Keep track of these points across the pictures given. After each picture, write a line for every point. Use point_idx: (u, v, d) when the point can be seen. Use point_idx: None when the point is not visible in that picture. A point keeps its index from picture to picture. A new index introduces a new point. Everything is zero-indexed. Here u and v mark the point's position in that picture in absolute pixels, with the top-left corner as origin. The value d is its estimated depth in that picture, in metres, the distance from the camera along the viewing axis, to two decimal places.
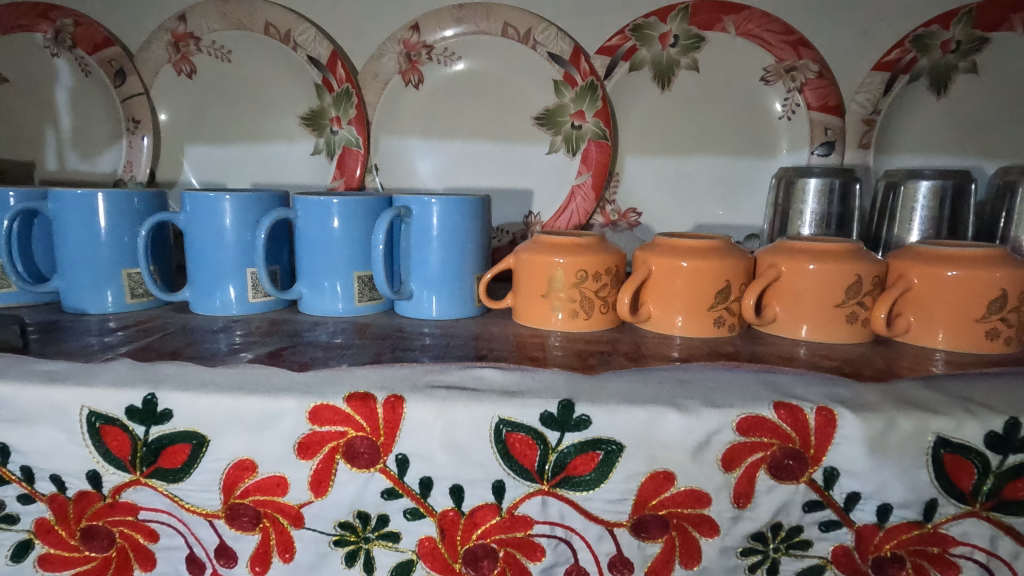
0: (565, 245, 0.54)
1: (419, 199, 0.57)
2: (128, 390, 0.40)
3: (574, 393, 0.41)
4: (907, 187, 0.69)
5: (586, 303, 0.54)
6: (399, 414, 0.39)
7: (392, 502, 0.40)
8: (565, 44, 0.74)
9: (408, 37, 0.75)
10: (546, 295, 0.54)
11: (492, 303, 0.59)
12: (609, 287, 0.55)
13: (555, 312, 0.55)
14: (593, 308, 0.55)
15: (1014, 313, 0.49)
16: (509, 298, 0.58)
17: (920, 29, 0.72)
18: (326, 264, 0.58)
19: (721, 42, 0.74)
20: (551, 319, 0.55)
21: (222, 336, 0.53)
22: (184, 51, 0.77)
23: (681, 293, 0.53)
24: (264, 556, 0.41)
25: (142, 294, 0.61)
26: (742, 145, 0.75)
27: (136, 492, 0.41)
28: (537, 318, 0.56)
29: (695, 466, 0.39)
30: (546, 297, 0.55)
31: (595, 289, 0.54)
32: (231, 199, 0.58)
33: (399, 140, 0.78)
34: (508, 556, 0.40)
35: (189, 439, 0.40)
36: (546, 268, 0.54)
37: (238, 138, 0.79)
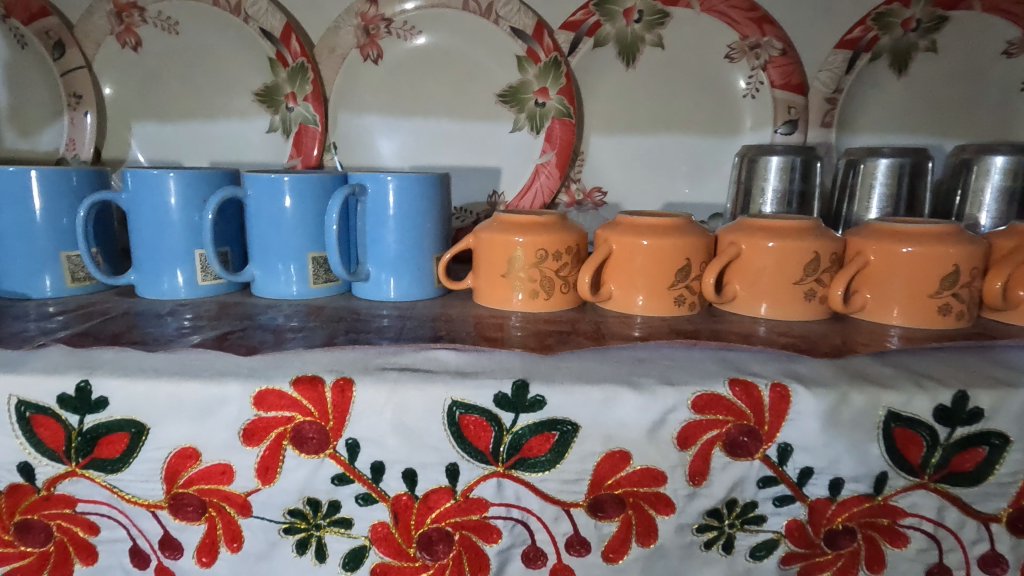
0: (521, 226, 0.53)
1: (374, 177, 0.55)
2: (60, 377, 0.38)
3: (529, 373, 0.40)
4: (867, 165, 0.69)
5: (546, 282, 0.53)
6: (348, 397, 0.38)
7: (344, 488, 0.39)
8: (528, 18, 0.72)
9: (366, 10, 0.73)
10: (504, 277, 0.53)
11: (452, 284, 0.58)
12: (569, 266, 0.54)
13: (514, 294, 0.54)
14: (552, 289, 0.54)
15: (966, 288, 0.50)
16: (471, 280, 0.57)
17: (882, 7, 0.72)
18: (279, 245, 0.56)
19: (685, 19, 0.73)
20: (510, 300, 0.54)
21: (169, 319, 0.51)
22: (128, 23, 0.73)
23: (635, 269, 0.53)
24: (211, 546, 0.39)
25: (84, 278, 0.58)
26: (707, 123, 0.75)
27: (73, 484, 0.39)
28: (497, 299, 0.55)
29: (651, 444, 0.38)
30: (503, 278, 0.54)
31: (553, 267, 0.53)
32: (176, 178, 0.55)
33: (359, 118, 0.76)
34: (464, 539, 0.39)
35: (128, 427, 0.38)
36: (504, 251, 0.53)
37: (187, 116, 0.76)
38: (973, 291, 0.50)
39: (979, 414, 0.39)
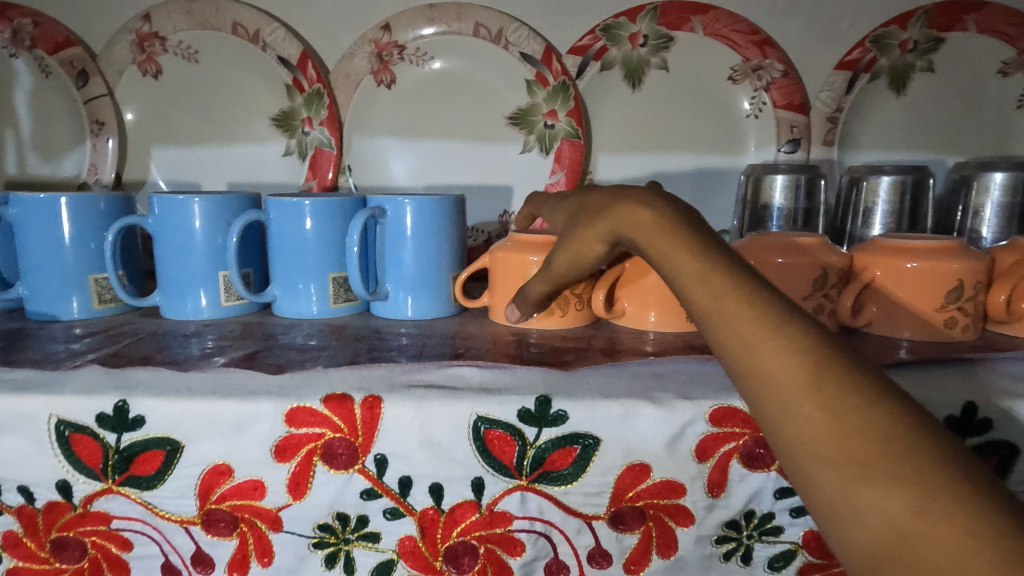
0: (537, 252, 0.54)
1: (393, 199, 0.57)
2: (98, 398, 0.39)
3: (550, 389, 0.41)
4: (870, 182, 0.71)
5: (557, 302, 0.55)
6: (377, 414, 0.39)
7: (372, 502, 0.40)
8: (536, 43, 0.74)
9: (379, 37, 0.75)
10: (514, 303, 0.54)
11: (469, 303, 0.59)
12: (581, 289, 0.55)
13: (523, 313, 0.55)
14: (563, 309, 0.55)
15: (970, 302, 0.51)
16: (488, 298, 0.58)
17: (879, 29, 0.74)
18: (300, 267, 0.58)
19: (689, 42, 0.75)
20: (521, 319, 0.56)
21: (195, 340, 0.52)
22: (149, 52, 0.75)
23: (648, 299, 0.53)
24: (242, 561, 0.40)
25: (110, 300, 0.60)
26: (712, 143, 0.77)
27: (109, 501, 0.40)
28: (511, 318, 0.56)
29: (670, 457, 0.39)
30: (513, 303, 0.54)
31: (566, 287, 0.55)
32: (200, 202, 0.57)
33: (373, 141, 0.78)
34: (489, 552, 0.40)
35: (163, 445, 0.39)
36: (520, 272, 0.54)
37: (206, 140, 0.78)
38: (977, 304, 0.52)
39: (988, 424, 0.41)
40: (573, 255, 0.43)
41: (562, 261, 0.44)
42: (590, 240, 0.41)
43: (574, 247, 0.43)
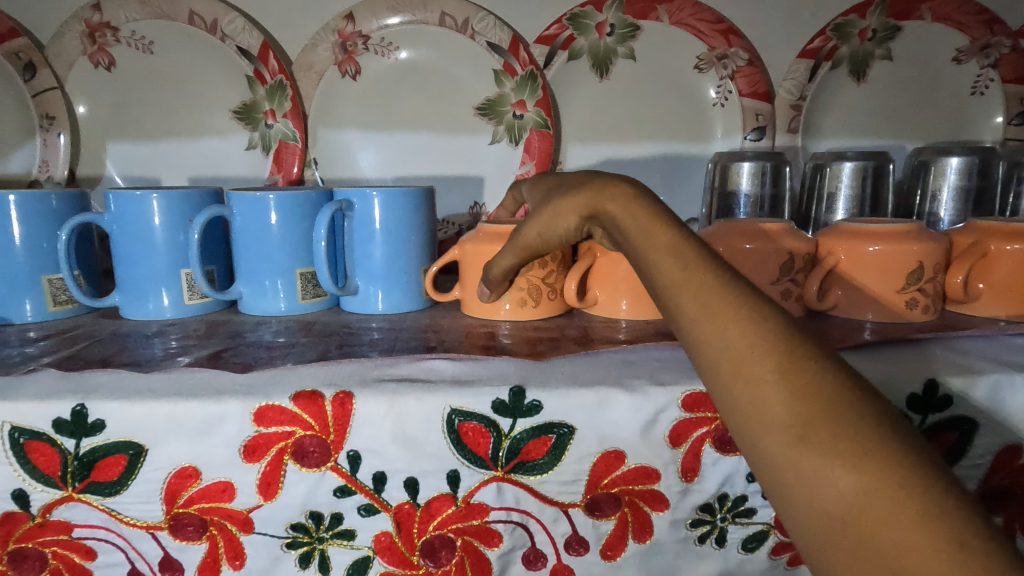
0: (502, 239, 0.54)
1: (360, 192, 0.56)
2: (54, 402, 0.38)
3: (525, 379, 0.41)
4: (833, 168, 0.72)
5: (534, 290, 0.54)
6: (349, 410, 0.38)
7: (346, 500, 0.39)
8: (503, 33, 0.74)
9: (343, 27, 0.73)
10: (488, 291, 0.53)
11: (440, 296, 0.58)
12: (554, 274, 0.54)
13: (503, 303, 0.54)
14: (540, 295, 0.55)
15: (930, 283, 0.53)
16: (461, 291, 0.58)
17: (839, 18, 0.76)
18: (266, 262, 0.56)
19: (655, 31, 0.75)
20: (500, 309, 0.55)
21: (158, 340, 0.51)
22: (100, 42, 0.72)
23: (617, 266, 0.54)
24: (213, 564, 0.40)
25: (66, 301, 0.58)
26: (680, 132, 0.78)
27: (69, 509, 0.39)
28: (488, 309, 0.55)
29: (644, 443, 0.40)
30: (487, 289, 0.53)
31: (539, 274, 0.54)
32: (159, 198, 0.55)
33: (339, 133, 0.76)
34: (466, 545, 0.40)
35: (125, 449, 0.38)
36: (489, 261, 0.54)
37: (165, 134, 0.75)
38: (936, 285, 0.53)
39: (949, 400, 0.42)
40: (552, 221, 0.45)
41: (538, 227, 0.46)
42: (570, 206, 0.43)
43: (557, 210, 0.44)
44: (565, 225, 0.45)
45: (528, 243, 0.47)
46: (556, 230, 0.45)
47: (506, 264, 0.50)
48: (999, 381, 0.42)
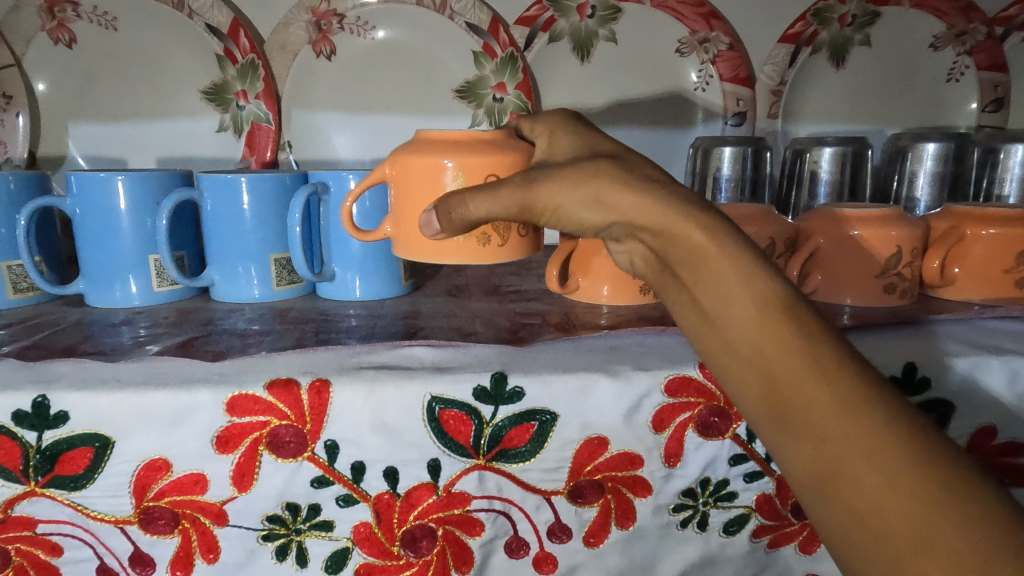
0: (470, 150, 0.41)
1: (336, 174, 0.54)
2: (13, 394, 0.36)
3: (506, 365, 0.40)
4: (813, 153, 0.73)
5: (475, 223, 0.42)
6: (326, 398, 0.37)
7: (324, 490, 0.38)
8: (482, 13, 0.72)
9: (317, 5, 0.71)
10: (437, 223, 0.39)
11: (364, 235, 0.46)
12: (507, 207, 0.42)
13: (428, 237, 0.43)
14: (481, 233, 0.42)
15: (908, 267, 0.53)
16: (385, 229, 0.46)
17: (820, 2, 0.75)
18: (238, 248, 0.55)
19: (637, 13, 0.74)
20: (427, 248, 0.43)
21: (125, 329, 0.49)
22: (60, 18, 0.69)
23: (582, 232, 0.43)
24: (186, 558, 0.38)
25: (27, 289, 0.55)
26: (661, 116, 0.77)
27: (32, 505, 0.37)
28: (415, 247, 0.44)
29: (627, 429, 0.39)
30: (436, 222, 0.39)
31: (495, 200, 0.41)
32: (124, 180, 0.53)
33: (314, 116, 0.74)
34: (448, 533, 0.40)
35: (91, 442, 0.37)
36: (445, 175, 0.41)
37: (131, 115, 0.72)
38: (914, 269, 0.54)
39: (927, 382, 0.43)
40: (595, 204, 0.32)
41: (565, 202, 0.34)
42: (635, 203, 0.31)
43: (607, 192, 0.32)
44: (604, 219, 0.33)
45: (533, 206, 0.35)
46: (576, 221, 0.34)
47: (480, 210, 0.37)
48: (976, 363, 0.43)
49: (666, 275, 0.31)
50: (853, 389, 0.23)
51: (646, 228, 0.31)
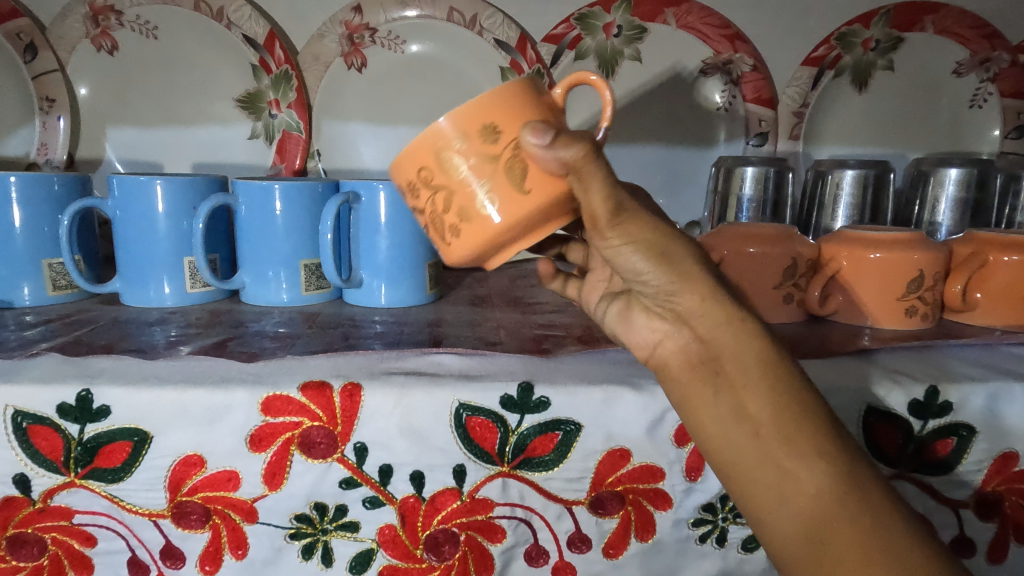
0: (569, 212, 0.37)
1: (367, 184, 0.56)
2: (59, 387, 0.37)
3: (532, 375, 0.41)
4: (834, 176, 0.73)
5: (464, 189, 0.36)
6: (357, 402, 0.38)
7: (351, 491, 0.39)
8: (511, 30, 0.74)
9: (351, 19, 0.73)
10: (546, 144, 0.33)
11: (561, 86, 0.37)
12: (460, 235, 0.37)
13: (482, 132, 0.34)
14: (432, 190, 0.37)
15: (929, 291, 0.54)
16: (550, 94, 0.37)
17: (844, 27, 0.77)
18: (270, 253, 0.56)
19: (662, 34, 0.76)
20: (458, 131, 0.35)
21: (159, 328, 0.50)
22: (104, 26, 0.71)
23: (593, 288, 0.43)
24: (215, 554, 0.39)
25: (65, 286, 0.57)
26: (684, 134, 0.78)
27: (71, 495, 0.38)
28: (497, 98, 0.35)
29: (649, 442, 0.40)
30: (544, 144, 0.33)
31: (484, 213, 0.36)
32: (163, 185, 0.54)
33: (343, 126, 0.76)
34: (470, 539, 0.40)
35: (130, 436, 0.38)
36: (548, 185, 0.35)
37: (166, 121, 0.74)
38: (935, 294, 0.54)
39: (947, 407, 0.43)
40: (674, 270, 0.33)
41: (630, 245, 0.33)
42: (701, 296, 0.33)
43: (690, 264, 0.33)
44: (669, 280, 0.33)
45: (596, 219, 0.33)
46: (630, 268, 0.34)
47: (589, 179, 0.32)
48: (996, 391, 0.43)
49: (699, 364, 0.34)
50: (862, 488, 0.30)
51: (700, 315, 0.33)
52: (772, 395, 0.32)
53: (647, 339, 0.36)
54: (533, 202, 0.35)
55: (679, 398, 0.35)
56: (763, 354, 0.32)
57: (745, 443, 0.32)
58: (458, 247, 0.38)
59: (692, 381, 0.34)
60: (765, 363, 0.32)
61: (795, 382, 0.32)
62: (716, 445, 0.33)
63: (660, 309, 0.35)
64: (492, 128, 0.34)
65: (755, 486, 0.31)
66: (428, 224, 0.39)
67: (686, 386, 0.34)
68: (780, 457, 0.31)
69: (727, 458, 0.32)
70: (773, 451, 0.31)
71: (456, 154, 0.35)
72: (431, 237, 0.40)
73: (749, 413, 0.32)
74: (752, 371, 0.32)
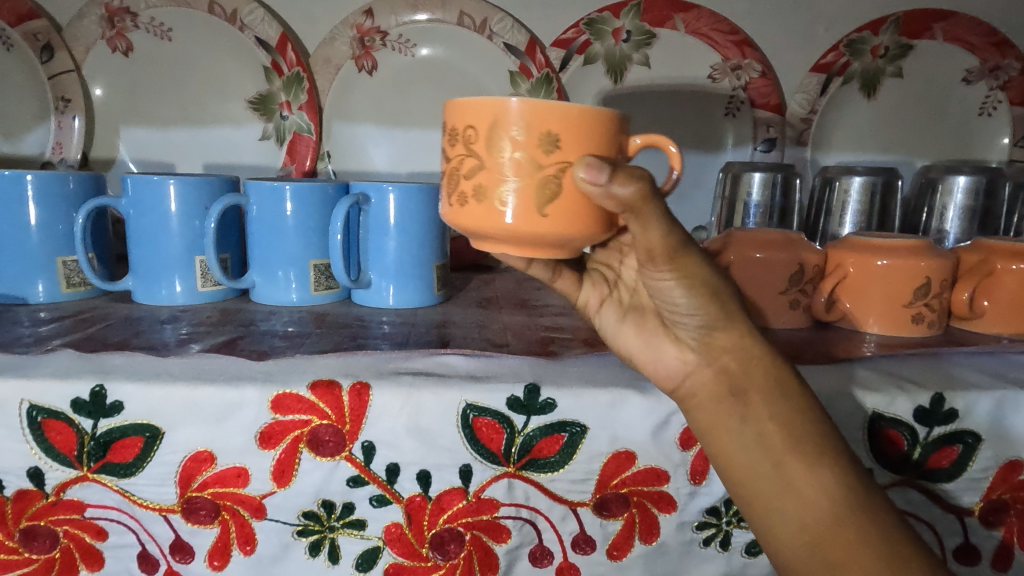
0: (571, 250, 0.36)
1: (377, 186, 0.57)
2: (73, 382, 0.38)
3: (539, 377, 0.41)
4: (842, 183, 0.73)
5: (494, 174, 0.33)
6: (365, 401, 0.39)
7: (358, 490, 0.39)
8: (521, 35, 0.75)
9: (362, 22, 0.74)
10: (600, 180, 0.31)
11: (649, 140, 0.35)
12: (464, 207, 0.35)
13: (544, 138, 0.32)
14: (465, 151, 0.34)
15: (936, 299, 0.54)
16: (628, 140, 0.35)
17: (853, 34, 0.77)
18: (280, 253, 0.57)
19: (671, 39, 0.76)
20: (523, 120, 0.32)
21: (169, 326, 0.51)
22: (119, 27, 0.72)
23: (592, 293, 0.44)
24: (223, 549, 0.40)
25: (79, 283, 0.58)
26: (692, 140, 0.78)
27: (84, 489, 0.39)
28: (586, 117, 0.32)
29: (654, 445, 0.40)
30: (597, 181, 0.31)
31: (499, 208, 0.33)
32: (176, 184, 0.55)
33: (353, 128, 0.77)
34: (475, 539, 0.41)
35: (142, 432, 0.38)
36: (568, 220, 0.33)
37: (179, 121, 0.75)
38: (942, 301, 0.54)
39: (953, 414, 0.43)
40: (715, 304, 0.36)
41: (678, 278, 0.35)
42: (740, 335, 0.37)
43: (733, 306, 0.37)
44: (712, 316, 0.36)
45: (653, 252, 0.34)
46: (668, 298, 0.37)
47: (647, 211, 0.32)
48: (1003, 400, 0.43)
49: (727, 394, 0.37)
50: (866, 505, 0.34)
51: (735, 350, 0.37)
52: (796, 427, 0.35)
53: (678, 366, 0.38)
54: (544, 226, 0.33)
55: (702, 425, 0.37)
56: (780, 384, 0.36)
57: (764, 467, 0.35)
58: (458, 217, 0.35)
59: (718, 410, 0.37)
60: (791, 397, 0.36)
61: (814, 417, 0.36)
62: (738, 470, 0.36)
63: (692, 339, 0.38)
64: (554, 139, 0.32)
65: (772, 506, 0.35)
66: (445, 172, 0.36)
67: (710, 415, 0.37)
68: (797, 480, 0.34)
69: (750, 484, 0.35)
70: (789, 473, 0.35)
71: (507, 138, 0.32)
72: (441, 186, 0.37)
73: (772, 441, 0.35)
74: (779, 404, 0.36)
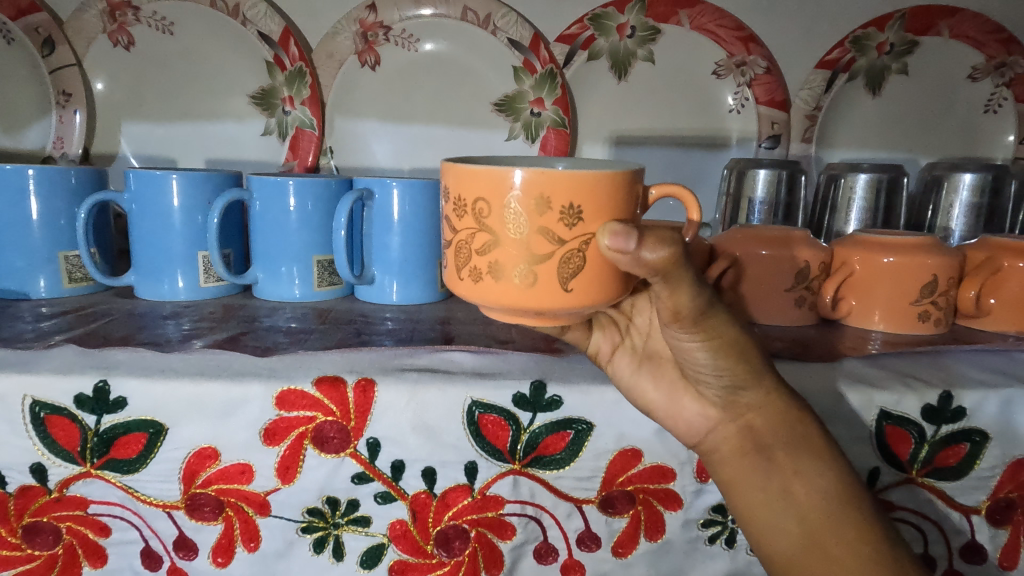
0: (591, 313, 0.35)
1: (381, 182, 0.56)
2: (77, 378, 0.38)
3: (544, 374, 0.41)
4: (847, 180, 0.73)
5: (510, 250, 0.31)
6: (371, 397, 0.38)
7: (364, 486, 0.39)
8: (525, 30, 0.74)
9: (365, 17, 0.74)
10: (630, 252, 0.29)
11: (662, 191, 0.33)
12: (477, 282, 0.33)
13: (564, 209, 0.30)
14: (476, 225, 0.32)
15: (943, 296, 0.53)
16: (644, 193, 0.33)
17: (858, 30, 0.77)
18: (284, 249, 0.57)
19: (675, 35, 0.75)
20: (538, 194, 0.30)
21: (172, 322, 0.50)
22: (121, 21, 0.72)
23: (603, 340, 0.42)
24: (227, 546, 0.39)
25: (81, 279, 0.57)
26: (696, 136, 0.78)
27: (87, 485, 0.38)
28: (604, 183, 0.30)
29: (660, 442, 0.40)
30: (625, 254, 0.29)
31: (516, 284, 0.32)
32: (178, 179, 0.55)
33: (355, 123, 0.76)
34: (480, 536, 0.40)
35: (145, 428, 0.38)
36: (591, 292, 0.32)
37: (181, 116, 0.75)
38: (949, 299, 0.54)
39: (961, 412, 0.43)
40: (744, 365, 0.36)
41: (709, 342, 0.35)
42: (766, 392, 0.37)
43: (759, 364, 0.37)
44: (739, 375, 0.36)
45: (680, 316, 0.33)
46: (691, 358, 0.36)
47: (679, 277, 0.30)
48: (1010, 398, 0.43)
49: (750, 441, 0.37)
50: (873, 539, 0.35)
51: (760, 408, 0.37)
52: (819, 480, 0.36)
53: (700, 424, 0.38)
54: (565, 301, 0.32)
55: (725, 478, 0.38)
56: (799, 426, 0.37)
57: (778, 502, 0.37)
58: (468, 290, 0.34)
59: (741, 465, 0.38)
60: (815, 452, 0.37)
61: (828, 457, 0.37)
62: (752, 506, 0.37)
63: (717, 396, 0.38)
64: (575, 211, 0.30)
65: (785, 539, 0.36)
66: (451, 242, 0.34)
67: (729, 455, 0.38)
68: (809, 515, 0.36)
69: (774, 537, 0.37)
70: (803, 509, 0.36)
71: (521, 214, 0.30)
72: (446, 256, 0.35)
73: (787, 480, 0.37)
74: (803, 461, 0.37)
